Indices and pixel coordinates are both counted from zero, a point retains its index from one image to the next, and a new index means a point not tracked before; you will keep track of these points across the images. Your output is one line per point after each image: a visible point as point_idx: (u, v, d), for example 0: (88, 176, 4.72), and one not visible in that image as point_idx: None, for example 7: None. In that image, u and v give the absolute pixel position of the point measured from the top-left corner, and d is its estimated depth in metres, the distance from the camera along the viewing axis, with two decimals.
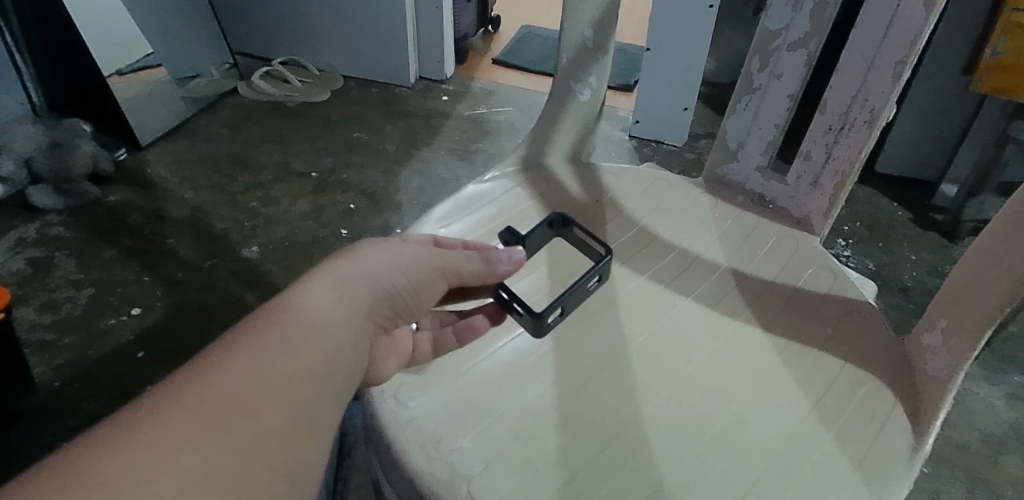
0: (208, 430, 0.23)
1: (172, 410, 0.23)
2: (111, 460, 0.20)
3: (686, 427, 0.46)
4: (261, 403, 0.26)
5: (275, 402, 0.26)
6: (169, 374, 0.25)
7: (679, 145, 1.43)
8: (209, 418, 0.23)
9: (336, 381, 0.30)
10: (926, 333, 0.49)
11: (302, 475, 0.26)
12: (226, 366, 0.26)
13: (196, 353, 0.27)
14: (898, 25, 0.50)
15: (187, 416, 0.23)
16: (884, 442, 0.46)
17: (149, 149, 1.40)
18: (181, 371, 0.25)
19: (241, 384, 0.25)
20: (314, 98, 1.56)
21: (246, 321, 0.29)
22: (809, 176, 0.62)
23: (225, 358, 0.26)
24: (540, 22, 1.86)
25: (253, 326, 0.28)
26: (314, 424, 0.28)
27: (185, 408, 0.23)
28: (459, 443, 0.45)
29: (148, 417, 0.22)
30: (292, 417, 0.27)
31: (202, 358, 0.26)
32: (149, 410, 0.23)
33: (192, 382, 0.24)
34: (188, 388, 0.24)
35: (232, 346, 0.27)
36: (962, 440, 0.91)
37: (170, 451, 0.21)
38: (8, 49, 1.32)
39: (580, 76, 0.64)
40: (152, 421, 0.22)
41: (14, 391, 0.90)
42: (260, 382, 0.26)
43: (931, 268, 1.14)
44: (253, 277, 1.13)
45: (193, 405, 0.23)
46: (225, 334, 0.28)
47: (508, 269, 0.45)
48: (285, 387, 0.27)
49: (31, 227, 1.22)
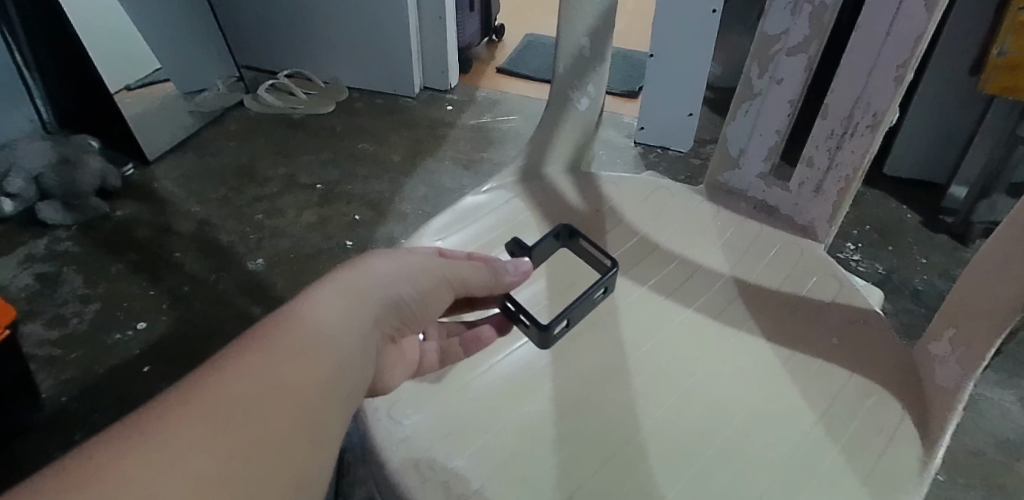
0: (219, 433, 0.23)
1: (181, 414, 0.22)
2: (120, 463, 0.20)
3: (687, 442, 0.45)
4: (270, 407, 0.25)
5: (285, 406, 0.26)
6: (179, 379, 0.25)
7: (684, 151, 1.42)
8: (220, 423, 0.23)
9: (345, 388, 0.30)
10: (934, 342, 0.48)
11: (309, 482, 0.25)
12: (234, 371, 0.25)
13: (204, 361, 0.26)
14: (899, 27, 0.49)
15: (198, 420, 0.22)
16: (892, 455, 0.44)
17: (156, 163, 1.41)
18: (190, 376, 0.25)
19: (248, 389, 0.25)
20: (319, 109, 1.57)
21: (254, 328, 0.28)
22: (812, 183, 0.61)
23: (234, 362, 0.26)
24: (544, 30, 1.86)
25: (262, 332, 0.28)
26: (322, 431, 0.27)
27: (195, 411, 0.23)
28: (455, 463, 0.44)
29: (157, 421, 0.22)
30: (299, 422, 0.26)
31: (211, 365, 0.26)
32: (157, 413, 0.22)
33: (198, 387, 0.24)
34: (198, 393, 0.24)
35: (242, 351, 0.27)
36: (977, 446, 0.89)
37: (181, 453, 0.21)
38: (17, 67, 1.33)
39: (578, 85, 0.64)
40: (158, 425, 0.22)
41: (20, 406, 0.90)
42: (271, 386, 0.26)
43: (941, 271, 1.12)
44: (257, 290, 1.13)
45: (204, 409, 0.23)
46: (233, 342, 0.28)
47: (515, 280, 0.44)
48: (296, 392, 0.26)
49: (39, 242, 1.23)
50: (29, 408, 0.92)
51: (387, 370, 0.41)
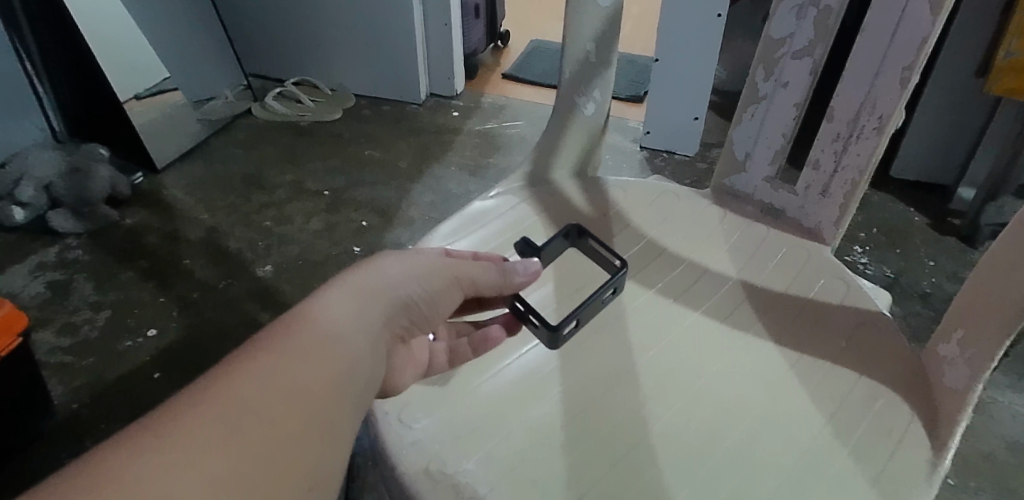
0: (232, 433, 0.23)
1: (197, 414, 0.23)
2: (137, 462, 0.20)
3: (695, 446, 0.45)
4: (281, 407, 0.25)
5: (296, 405, 0.26)
6: (195, 379, 0.26)
7: (690, 155, 1.42)
8: (230, 422, 0.23)
9: (356, 387, 0.30)
10: (943, 344, 0.48)
11: (319, 482, 0.26)
12: (248, 372, 0.26)
13: (219, 362, 0.27)
14: (905, 29, 0.49)
15: (210, 419, 0.23)
16: (902, 456, 0.44)
17: (165, 172, 1.43)
18: (206, 376, 0.26)
19: (260, 390, 0.25)
20: (326, 116, 1.58)
21: (267, 330, 0.29)
22: (818, 186, 0.61)
23: (248, 364, 0.26)
24: (549, 36, 1.87)
25: (274, 334, 0.28)
26: (332, 430, 0.27)
27: (210, 412, 0.23)
28: (464, 466, 0.44)
29: (171, 420, 0.22)
30: (310, 421, 0.26)
31: (225, 366, 0.26)
32: (173, 413, 0.23)
33: (214, 388, 0.24)
34: (212, 393, 0.24)
35: (254, 352, 0.27)
36: (987, 449, 0.88)
37: (196, 453, 0.21)
38: (29, 78, 1.35)
39: (584, 90, 0.64)
40: (174, 424, 0.22)
41: (33, 413, 0.91)
42: (284, 387, 0.26)
43: (950, 274, 1.11)
44: (266, 296, 1.14)
45: (216, 409, 0.23)
46: (246, 343, 0.28)
47: (525, 280, 0.45)
48: (306, 392, 0.27)
49: (50, 250, 1.24)
50: (41, 415, 0.93)
51: (398, 372, 0.41)
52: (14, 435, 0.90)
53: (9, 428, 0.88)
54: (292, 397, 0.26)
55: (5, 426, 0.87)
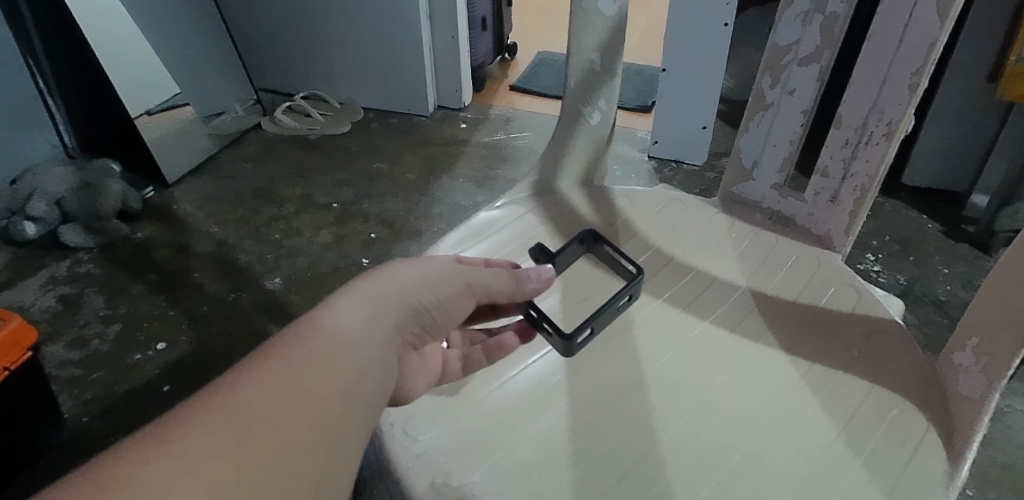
0: (238, 437, 0.23)
1: (206, 418, 0.23)
2: (146, 464, 0.20)
3: (706, 458, 0.45)
4: (289, 413, 0.25)
5: (304, 411, 0.26)
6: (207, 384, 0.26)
7: (699, 164, 1.41)
8: (238, 428, 0.23)
9: (366, 395, 0.29)
10: (958, 352, 0.47)
11: (327, 489, 0.25)
12: (257, 378, 0.26)
13: (230, 368, 0.27)
14: (912, 35, 0.49)
15: (216, 426, 0.23)
16: (917, 468, 0.43)
17: (175, 186, 1.44)
18: (216, 383, 0.25)
19: (268, 397, 0.25)
20: (334, 129, 1.60)
21: (277, 336, 0.29)
22: (828, 193, 0.61)
23: (256, 370, 0.26)
24: (556, 48, 1.88)
25: (284, 341, 0.28)
26: (339, 436, 0.27)
27: (218, 416, 0.23)
28: (470, 478, 0.44)
29: (178, 429, 0.22)
30: (318, 426, 0.26)
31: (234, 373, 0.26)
32: (182, 419, 0.22)
33: (223, 394, 0.24)
34: (220, 399, 0.24)
35: (262, 359, 0.27)
36: (1007, 459, 0.86)
37: (201, 458, 0.21)
38: (41, 94, 1.37)
39: (591, 99, 0.64)
40: (182, 429, 0.22)
41: (43, 426, 0.91)
42: (291, 393, 0.26)
43: (965, 282, 1.09)
44: (274, 308, 1.14)
45: (224, 414, 0.23)
46: (256, 349, 0.28)
47: (538, 287, 0.44)
48: (314, 397, 0.26)
49: (63, 265, 1.26)
50: (50, 428, 0.93)
51: (410, 379, 0.40)
52: (23, 449, 0.90)
53: (17, 442, 0.88)
54: (299, 403, 0.26)
55: (15, 439, 0.87)
